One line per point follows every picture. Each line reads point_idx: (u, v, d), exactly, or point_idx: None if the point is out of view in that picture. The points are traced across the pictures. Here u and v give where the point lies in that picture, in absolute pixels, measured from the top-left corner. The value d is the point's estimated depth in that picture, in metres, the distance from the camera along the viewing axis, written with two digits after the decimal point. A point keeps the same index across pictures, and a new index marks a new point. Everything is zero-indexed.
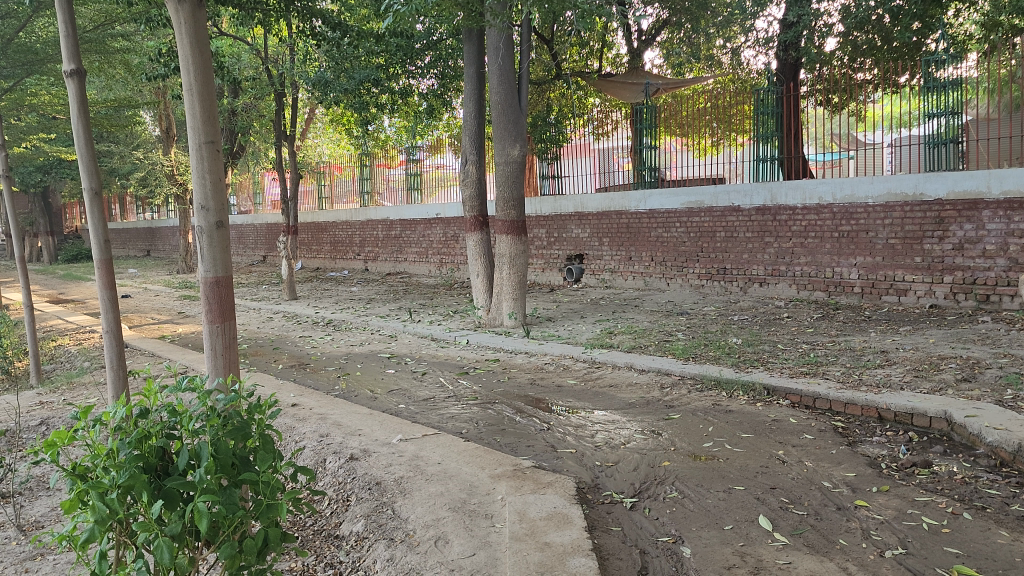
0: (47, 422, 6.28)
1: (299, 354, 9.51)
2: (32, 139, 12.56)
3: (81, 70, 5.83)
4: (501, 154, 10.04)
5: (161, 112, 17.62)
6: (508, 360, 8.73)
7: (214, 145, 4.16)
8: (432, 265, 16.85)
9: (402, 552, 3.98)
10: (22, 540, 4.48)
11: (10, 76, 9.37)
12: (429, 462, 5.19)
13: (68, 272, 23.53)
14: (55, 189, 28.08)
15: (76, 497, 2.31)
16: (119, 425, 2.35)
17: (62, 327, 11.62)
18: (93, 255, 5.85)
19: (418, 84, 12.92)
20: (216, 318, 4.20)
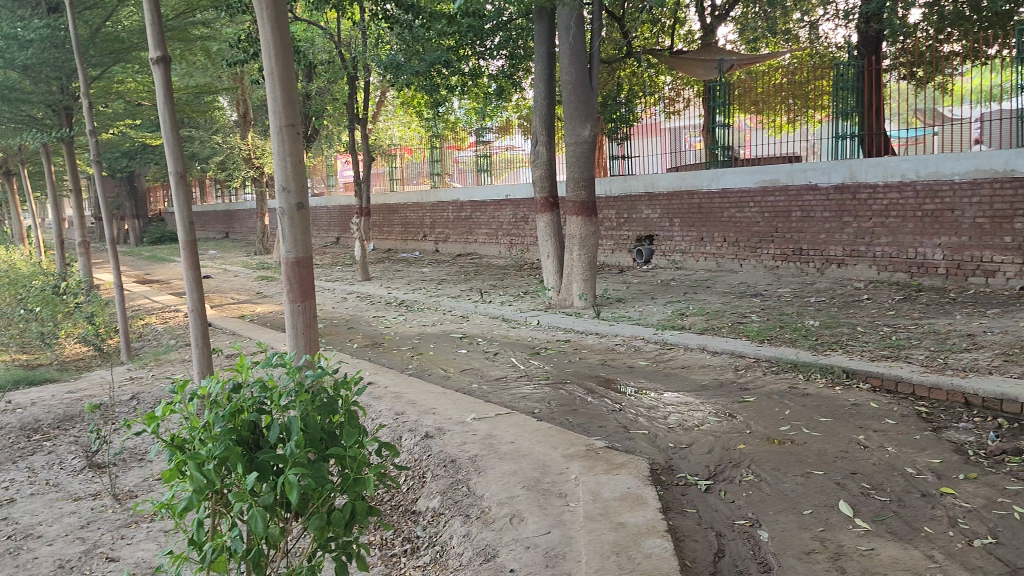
0: (139, 397, 6.58)
1: (373, 334, 9.69)
2: (120, 126, 13.01)
3: (167, 57, 6.03)
4: (572, 134, 9.98)
5: (239, 97, 18.03)
6: (579, 341, 8.73)
7: (294, 128, 4.27)
8: (502, 247, 16.90)
9: (479, 528, 4.04)
10: (119, 508, 4.72)
11: (100, 65, 9.71)
12: (502, 441, 5.25)
13: (153, 253, 24.46)
14: (140, 173, 29.16)
15: (175, 468, 2.41)
16: (214, 400, 2.45)
17: (150, 306, 12.09)
18: (179, 236, 6.06)
19: (488, 65, 12.87)
20: (298, 297, 4.30)
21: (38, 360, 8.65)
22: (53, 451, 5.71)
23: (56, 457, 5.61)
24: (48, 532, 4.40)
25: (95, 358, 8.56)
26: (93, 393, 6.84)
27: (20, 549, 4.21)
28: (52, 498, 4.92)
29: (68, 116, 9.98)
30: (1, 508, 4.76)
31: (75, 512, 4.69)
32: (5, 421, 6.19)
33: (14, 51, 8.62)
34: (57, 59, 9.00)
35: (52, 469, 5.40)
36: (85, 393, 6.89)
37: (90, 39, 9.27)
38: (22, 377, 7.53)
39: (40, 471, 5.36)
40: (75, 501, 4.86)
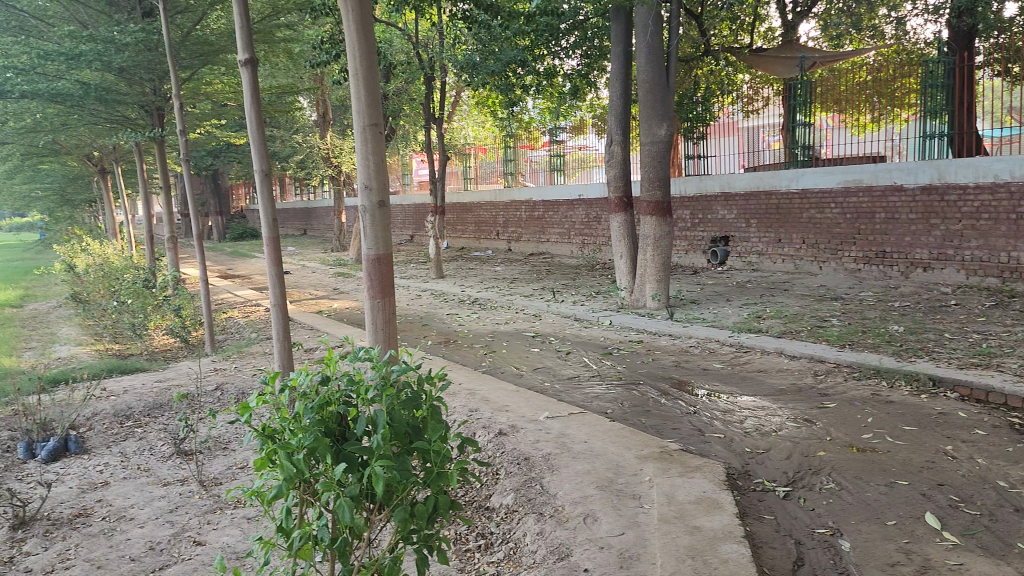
0: (223, 388, 6.82)
1: (447, 330, 9.81)
2: (206, 125, 13.44)
3: (255, 59, 6.21)
4: (647, 133, 9.88)
5: (318, 97, 18.45)
6: (652, 342, 8.66)
7: (377, 127, 4.36)
8: (574, 246, 16.88)
9: (552, 527, 4.06)
10: (205, 494, 4.90)
11: (189, 66, 10.06)
12: (576, 440, 5.25)
13: (235, 248, 25.27)
14: (224, 171, 30.17)
15: (266, 456, 2.49)
16: (303, 391, 2.51)
17: (233, 300, 12.51)
18: (263, 232, 6.24)
19: (563, 64, 12.83)
20: (377, 293, 4.36)
21: (130, 351, 9.05)
22: (143, 437, 5.96)
23: (147, 443, 5.85)
24: (140, 515, 4.60)
25: (182, 349, 8.90)
26: (181, 383, 7.11)
27: (114, 530, 4.41)
28: (143, 482, 5.13)
29: (159, 116, 10.50)
30: (97, 491, 4.99)
31: (164, 496, 4.89)
32: (100, 407, 6.49)
33: (111, 54, 8.95)
34: (151, 62, 9.35)
35: (143, 455, 5.63)
36: (173, 383, 7.17)
37: (181, 43, 9.59)
38: (115, 366, 7.88)
39: (132, 456, 5.61)
40: (164, 486, 5.06)
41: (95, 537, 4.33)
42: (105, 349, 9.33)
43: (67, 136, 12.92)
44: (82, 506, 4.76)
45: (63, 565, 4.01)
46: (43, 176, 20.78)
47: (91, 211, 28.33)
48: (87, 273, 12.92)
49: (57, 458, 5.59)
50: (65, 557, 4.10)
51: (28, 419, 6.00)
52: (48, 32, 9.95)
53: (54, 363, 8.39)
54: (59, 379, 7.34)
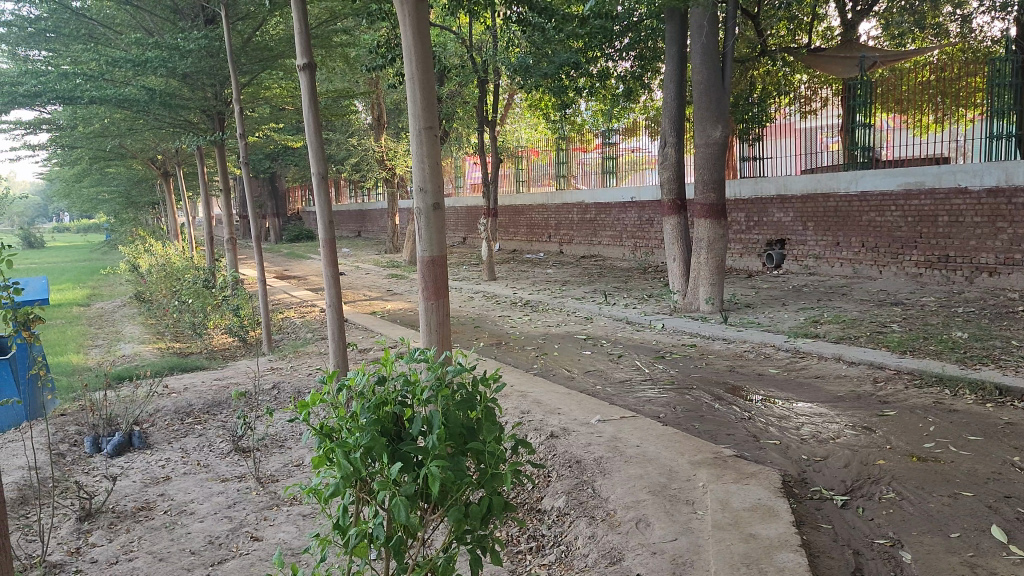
0: (279, 387, 6.96)
1: (499, 333, 9.84)
2: (265, 130, 13.72)
3: (312, 64, 6.31)
4: (702, 135, 9.77)
5: (374, 101, 18.70)
6: (705, 346, 8.56)
7: (432, 130, 4.39)
8: (626, 249, 16.78)
9: (604, 531, 4.04)
10: (263, 491, 5.00)
11: (249, 72, 10.31)
12: (628, 444, 5.21)
13: (291, 250, 25.74)
14: (282, 173, 30.79)
15: (325, 454, 2.54)
16: (361, 391, 2.55)
17: (290, 301, 12.75)
18: (320, 235, 6.34)
19: (616, 66, 12.78)
20: (432, 295, 4.37)
21: (190, 350, 9.28)
22: (203, 434, 6.11)
23: (206, 439, 5.99)
24: (200, 510, 4.71)
25: (240, 349, 9.10)
26: (239, 381, 7.28)
27: (175, 524, 4.53)
28: (202, 478, 5.25)
29: (220, 121, 10.78)
30: (158, 485, 5.13)
31: (222, 492, 5.00)
32: (162, 404, 6.68)
33: (175, 61, 9.18)
34: (212, 67, 9.60)
35: (202, 451, 5.77)
36: (231, 381, 7.33)
37: (242, 49, 9.84)
38: (176, 364, 8.09)
39: (192, 452, 5.74)
40: (223, 482, 5.18)
41: (156, 530, 4.45)
42: (167, 347, 9.58)
43: (133, 140, 13.32)
44: (144, 500, 4.90)
45: (127, 557, 4.13)
46: (109, 179, 21.45)
47: (154, 212, 29.14)
48: (151, 274, 13.29)
49: (121, 453, 5.75)
50: (128, 549, 4.22)
51: (94, 415, 6.20)
52: (116, 39, 10.26)
53: (120, 361, 8.65)
54: (124, 376, 7.57)
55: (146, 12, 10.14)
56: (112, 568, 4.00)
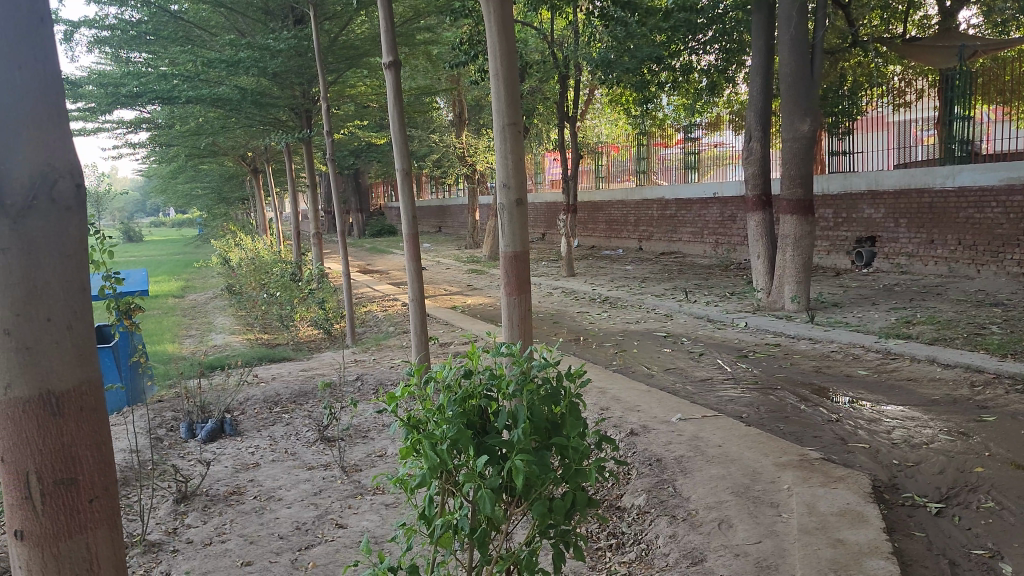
0: (363, 379, 7.12)
1: (577, 328, 9.83)
2: (350, 127, 14.02)
3: (397, 62, 6.42)
4: (789, 128, 9.53)
5: (455, 98, 18.89)
6: (790, 345, 8.34)
7: (516, 126, 4.43)
8: (707, 246, 16.52)
9: (685, 530, 3.99)
10: (347, 480, 5.11)
11: (336, 70, 10.58)
12: (710, 443, 5.13)
13: (372, 245, 26.28)
14: (365, 170, 31.42)
15: (411, 445, 2.58)
16: (448, 384, 2.59)
17: (372, 295, 13.01)
18: (403, 229, 6.45)
19: (700, 59, 12.64)
20: (513, 290, 4.38)
21: (279, 341, 9.59)
22: (290, 423, 6.29)
23: (293, 428, 6.17)
24: (287, 496, 4.86)
25: (325, 341, 9.34)
26: (324, 373, 7.47)
27: (264, 509, 4.68)
28: (290, 465, 5.42)
29: (308, 118, 11.10)
30: (248, 471, 5.32)
31: (309, 480, 5.14)
32: (252, 393, 6.92)
33: (266, 60, 9.47)
34: (301, 66, 9.86)
35: (289, 439, 5.95)
36: (317, 372, 7.54)
37: (329, 48, 10.08)
38: (264, 354, 8.37)
39: (280, 440, 5.93)
40: (309, 470, 5.33)
41: (247, 514, 4.62)
42: (256, 338, 9.93)
43: (226, 138, 13.81)
44: (235, 485, 5.09)
45: (220, 538, 4.30)
46: (202, 176, 22.29)
47: (244, 208, 30.16)
48: (241, 267, 13.76)
49: (213, 439, 5.98)
50: (221, 531, 4.39)
51: (190, 402, 6.47)
52: (210, 40, 10.63)
53: (212, 350, 9.00)
54: (216, 365, 7.87)
55: (239, 13, 10.50)
56: (207, 549, 4.17)
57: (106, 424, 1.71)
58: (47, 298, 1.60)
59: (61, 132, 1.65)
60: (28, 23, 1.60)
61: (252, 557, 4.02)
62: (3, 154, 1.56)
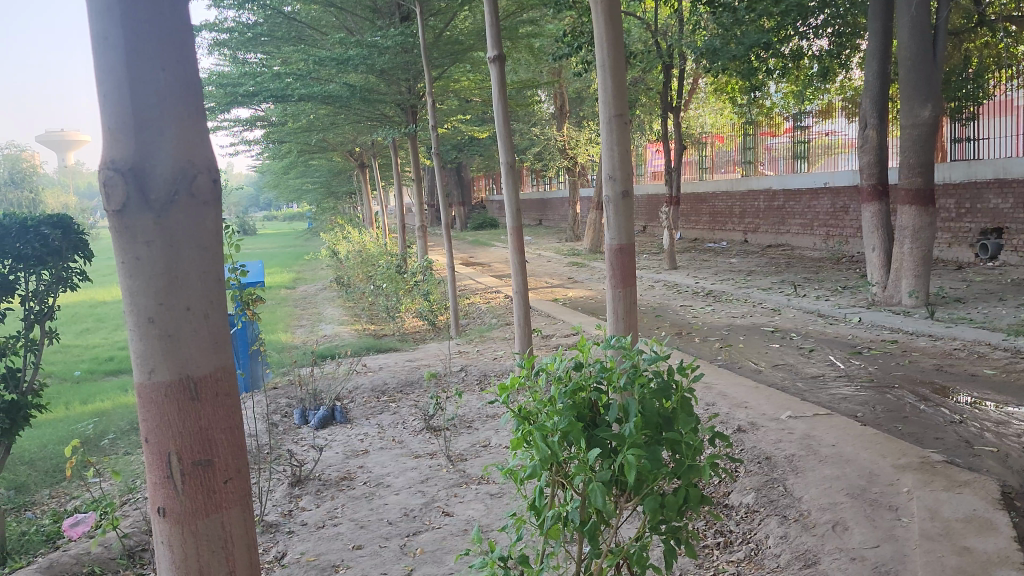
0: (467, 370, 7.23)
1: (680, 322, 9.69)
2: (454, 121, 14.22)
3: (503, 55, 6.47)
4: (908, 115, 9.07)
5: (556, 91, 18.89)
6: (908, 342, 7.97)
7: (623, 118, 4.39)
8: (817, 238, 15.97)
9: (797, 531, 3.87)
10: (451, 468, 5.18)
11: (441, 65, 10.73)
12: (823, 443, 4.96)
13: (474, 238, 26.62)
14: (467, 164, 31.89)
15: (522, 436, 2.59)
16: (558, 376, 2.58)
17: (475, 287, 13.19)
18: (507, 222, 6.49)
19: (810, 45, 12.17)
20: (619, 283, 4.31)
21: (385, 332, 9.85)
22: (397, 412, 6.44)
23: (401, 417, 6.32)
24: (395, 483, 4.98)
25: (430, 332, 9.53)
26: (430, 363, 7.63)
27: (374, 494, 4.82)
28: (398, 453, 5.54)
29: (413, 113, 11.36)
30: (358, 458, 5.48)
31: (415, 468, 5.25)
32: (361, 382, 7.14)
33: (374, 58, 9.68)
34: (407, 63, 10.06)
35: (397, 428, 6.09)
36: (423, 362, 7.70)
37: (434, 44, 10.24)
38: (372, 344, 8.61)
39: (388, 428, 6.08)
40: (416, 458, 5.44)
41: (357, 499, 4.76)
42: (364, 328, 10.22)
43: (335, 133, 14.23)
44: (346, 470, 5.26)
45: (332, 522, 4.45)
46: (312, 171, 23.13)
47: (351, 202, 31.10)
48: (350, 259, 14.20)
49: (325, 426, 6.19)
50: (333, 515, 4.54)
51: (304, 389, 6.72)
52: (321, 38, 10.99)
53: (323, 340, 9.31)
54: (328, 354, 8.15)
55: (348, 12, 10.79)
56: (320, 531, 4.32)
57: (239, 409, 1.79)
58: (186, 288, 1.68)
59: (198, 130, 1.73)
60: (169, 25, 1.68)
61: (363, 542, 4.14)
62: (148, 152, 1.65)
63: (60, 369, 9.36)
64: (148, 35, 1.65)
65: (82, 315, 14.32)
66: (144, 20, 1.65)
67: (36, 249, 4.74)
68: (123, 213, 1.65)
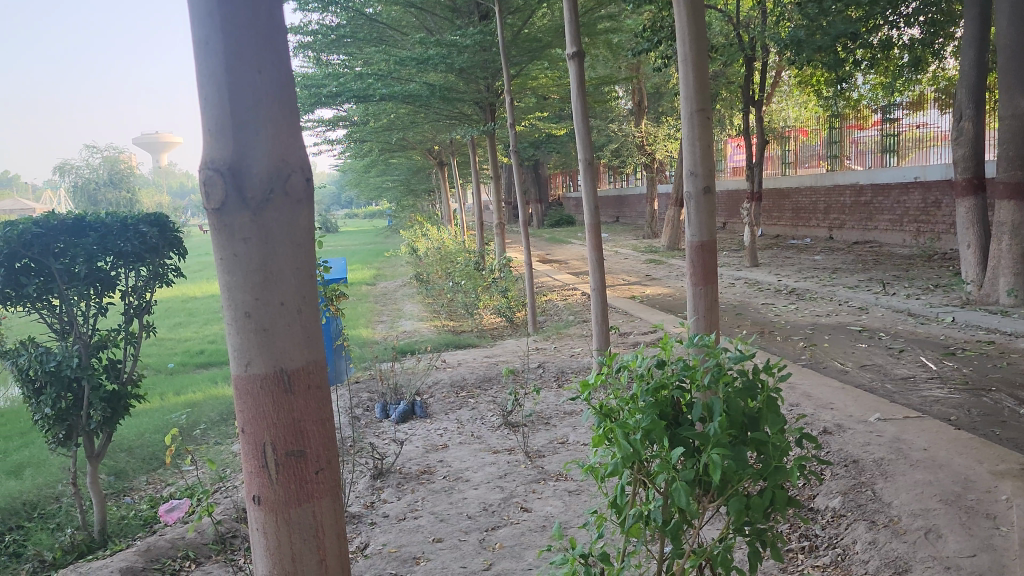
0: (545, 366, 7.24)
1: (762, 320, 9.49)
2: (531, 119, 14.25)
3: (581, 52, 6.44)
4: (1007, 106, 8.69)
5: (634, 87, 18.73)
6: (1005, 343, 7.60)
7: (705, 113, 4.31)
8: (907, 235, 15.39)
9: (887, 537, 3.74)
10: (530, 464, 5.20)
11: (519, 63, 10.76)
12: (914, 447, 4.77)
13: (551, 235, 26.65)
14: (544, 161, 31.93)
15: (604, 433, 2.58)
16: (641, 373, 2.56)
17: (551, 284, 13.20)
18: (585, 219, 6.47)
19: (901, 34, 11.79)
20: (700, 280, 4.24)
21: (463, 329, 9.96)
22: (475, 407, 6.50)
23: (479, 412, 6.38)
24: (474, 478, 5.03)
25: (508, 329, 9.59)
26: (508, 360, 7.67)
27: (453, 489, 4.88)
28: (476, 449, 5.60)
29: (491, 111, 11.47)
30: (438, 452, 5.56)
31: (494, 463, 5.29)
32: (440, 377, 7.24)
33: (453, 56, 9.79)
34: (486, 61, 10.12)
35: (475, 423, 6.15)
36: (501, 359, 7.75)
37: (513, 41, 10.28)
38: (451, 340, 8.71)
39: (467, 423, 6.15)
40: (494, 453, 5.47)
41: (437, 493, 4.83)
42: (443, 325, 10.36)
43: (415, 132, 14.45)
44: (426, 464, 5.34)
45: (413, 514, 4.53)
46: (392, 169, 23.55)
47: (430, 199, 31.51)
48: (429, 257, 14.40)
49: (406, 420, 6.30)
50: (414, 508, 4.62)
51: (385, 384, 6.85)
52: (401, 39, 11.14)
53: (403, 336, 9.47)
54: (408, 350, 8.30)
55: (428, 12, 10.94)
56: (401, 524, 4.40)
57: (330, 402, 1.84)
58: (280, 283, 1.74)
59: (291, 131, 1.78)
60: (266, 30, 1.74)
61: (443, 535, 4.20)
62: (245, 152, 1.71)
63: (155, 361, 9.78)
64: (245, 38, 1.71)
65: (174, 310, 14.92)
66: (241, 24, 1.71)
67: (135, 246, 4.93)
68: (222, 211, 1.72)
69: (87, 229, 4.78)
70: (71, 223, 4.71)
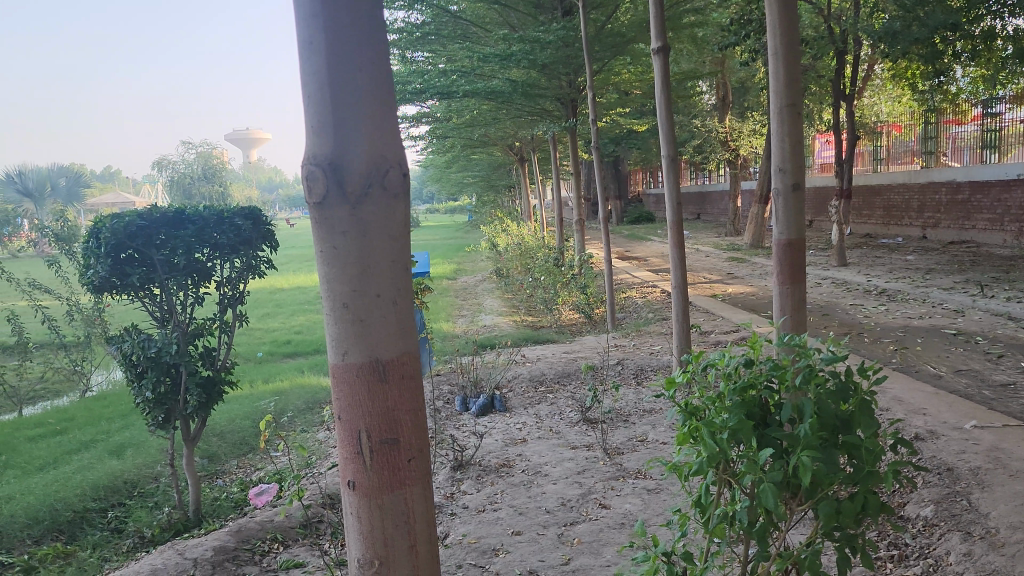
0: (625, 364, 7.21)
1: (850, 322, 9.21)
2: (613, 115, 14.17)
3: (666, 47, 6.39)
4: None
5: (719, 81, 18.40)
6: None
7: (795, 107, 4.20)
8: (1007, 234, 14.68)
9: (983, 550, 3.59)
10: (608, 461, 5.19)
11: (602, 58, 10.67)
12: (1014, 456, 4.56)
13: (631, 232, 26.44)
14: (624, 158, 31.70)
15: (689, 431, 2.55)
16: (728, 372, 2.53)
17: (631, 281, 13.12)
18: (667, 216, 6.39)
19: (1003, 24, 11.23)
20: (786, 279, 4.11)
21: (541, 324, 9.99)
22: (554, 403, 6.52)
23: (558, 408, 6.39)
24: (553, 473, 5.05)
25: (587, 325, 9.57)
26: (587, 356, 7.67)
27: (532, 483, 4.91)
28: (555, 444, 5.61)
29: (573, 107, 11.48)
30: (517, 446, 5.60)
31: (572, 459, 5.29)
32: (520, 372, 7.29)
33: (536, 52, 9.82)
34: (567, 56, 10.12)
35: (554, 418, 6.17)
36: (580, 355, 7.74)
37: (596, 36, 10.21)
38: (530, 336, 8.76)
39: (546, 418, 6.17)
40: (573, 449, 5.48)
41: (516, 487, 4.86)
42: (522, 320, 10.43)
43: (496, 128, 14.55)
44: (505, 458, 5.39)
45: (492, 507, 4.58)
46: (473, 166, 23.76)
47: (509, 195, 31.70)
48: (510, 253, 14.50)
49: (485, 414, 6.38)
50: (493, 500, 4.67)
51: (465, 377, 6.94)
52: (485, 35, 11.26)
53: (483, 330, 9.56)
54: (487, 345, 8.38)
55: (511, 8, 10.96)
56: (480, 515, 4.46)
57: (422, 392, 1.88)
58: (377, 275, 1.79)
59: (388, 127, 1.83)
60: (366, 29, 1.79)
61: (522, 528, 4.24)
62: (346, 147, 1.77)
63: (245, 350, 10.14)
64: (347, 36, 1.77)
65: (262, 301, 15.44)
66: (343, 24, 1.76)
67: (231, 238, 5.17)
68: (323, 205, 1.78)
69: (187, 221, 5.01)
70: (172, 215, 4.94)
